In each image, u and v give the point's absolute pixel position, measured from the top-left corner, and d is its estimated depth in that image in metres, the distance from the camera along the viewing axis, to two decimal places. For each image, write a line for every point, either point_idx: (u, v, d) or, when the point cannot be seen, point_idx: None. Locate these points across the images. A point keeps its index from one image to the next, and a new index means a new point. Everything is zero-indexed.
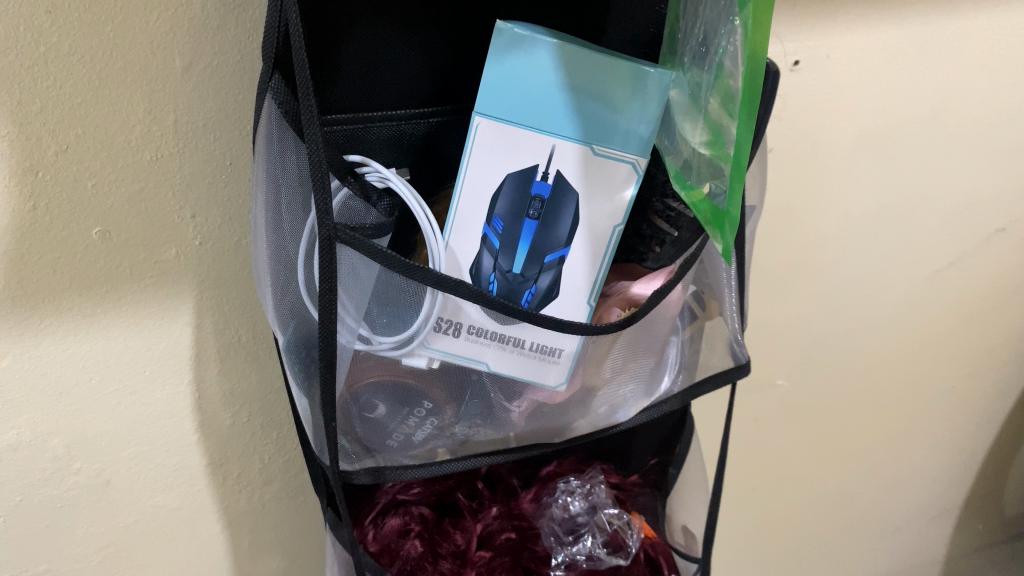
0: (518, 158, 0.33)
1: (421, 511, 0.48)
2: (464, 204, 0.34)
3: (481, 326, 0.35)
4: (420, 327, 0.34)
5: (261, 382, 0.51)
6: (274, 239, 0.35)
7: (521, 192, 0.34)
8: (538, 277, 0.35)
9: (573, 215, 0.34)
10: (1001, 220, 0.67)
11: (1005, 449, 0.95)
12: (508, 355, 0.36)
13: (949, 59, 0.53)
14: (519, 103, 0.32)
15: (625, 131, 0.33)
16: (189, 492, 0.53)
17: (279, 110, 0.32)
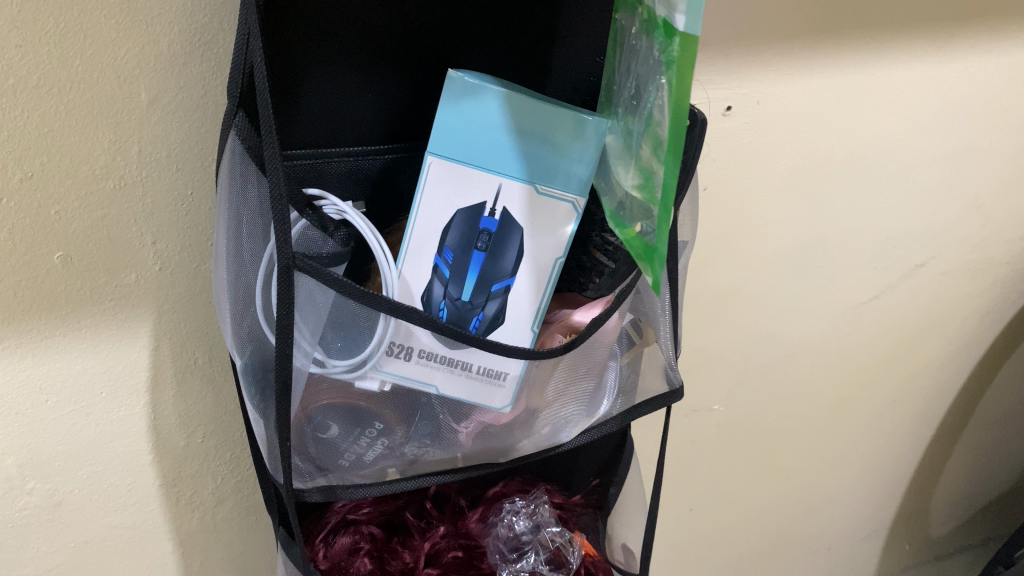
0: (466, 194, 0.36)
1: (371, 530, 0.50)
2: (417, 236, 0.36)
3: (432, 350, 0.37)
4: (374, 352, 0.36)
5: (215, 406, 0.52)
6: (235, 268, 0.37)
7: (469, 226, 0.36)
8: (485, 305, 0.37)
9: (517, 248, 0.37)
10: (920, 256, 0.71)
11: (930, 472, 0.99)
12: (456, 378, 0.38)
13: (866, 108, 0.57)
14: (467, 144, 0.35)
15: (564, 172, 0.36)
16: (142, 511, 0.54)
17: (242, 145, 0.34)
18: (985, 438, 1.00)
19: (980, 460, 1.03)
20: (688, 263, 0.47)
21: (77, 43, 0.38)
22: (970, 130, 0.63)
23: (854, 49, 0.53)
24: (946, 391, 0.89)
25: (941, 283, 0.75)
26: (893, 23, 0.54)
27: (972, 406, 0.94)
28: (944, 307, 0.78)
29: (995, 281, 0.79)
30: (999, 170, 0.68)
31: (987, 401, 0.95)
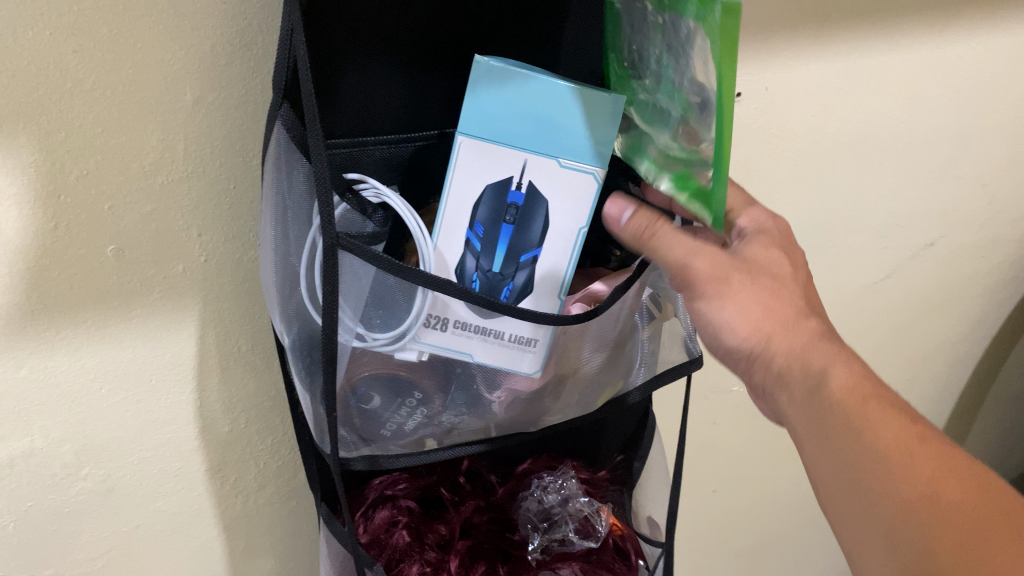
0: (494, 170, 0.39)
1: (408, 503, 0.52)
2: (449, 212, 0.39)
3: (465, 320, 0.40)
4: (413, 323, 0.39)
5: (257, 391, 0.55)
6: (280, 251, 0.40)
7: (497, 201, 0.39)
8: (515, 275, 0.40)
9: (542, 220, 0.40)
10: (929, 236, 0.73)
11: None
12: (489, 346, 0.41)
13: (871, 91, 0.59)
14: (492, 122, 0.38)
15: (584, 146, 0.39)
16: (189, 496, 0.57)
17: (287, 134, 0.37)
18: (999, 415, 1.02)
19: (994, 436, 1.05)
20: None
21: (127, 47, 0.40)
22: (975, 111, 0.65)
23: (861, 35, 0.55)
24: (957, 368, 0.91)
25: (949, 261, 0.77)
26: (900, 9, 0.55)
27: (984, 383, 0.96)
28: (954, 285, 0.80)
29: (1004, 259, 0.81)
30: (1004, 150, 0.70)
31: (1000, 378, 0.96)
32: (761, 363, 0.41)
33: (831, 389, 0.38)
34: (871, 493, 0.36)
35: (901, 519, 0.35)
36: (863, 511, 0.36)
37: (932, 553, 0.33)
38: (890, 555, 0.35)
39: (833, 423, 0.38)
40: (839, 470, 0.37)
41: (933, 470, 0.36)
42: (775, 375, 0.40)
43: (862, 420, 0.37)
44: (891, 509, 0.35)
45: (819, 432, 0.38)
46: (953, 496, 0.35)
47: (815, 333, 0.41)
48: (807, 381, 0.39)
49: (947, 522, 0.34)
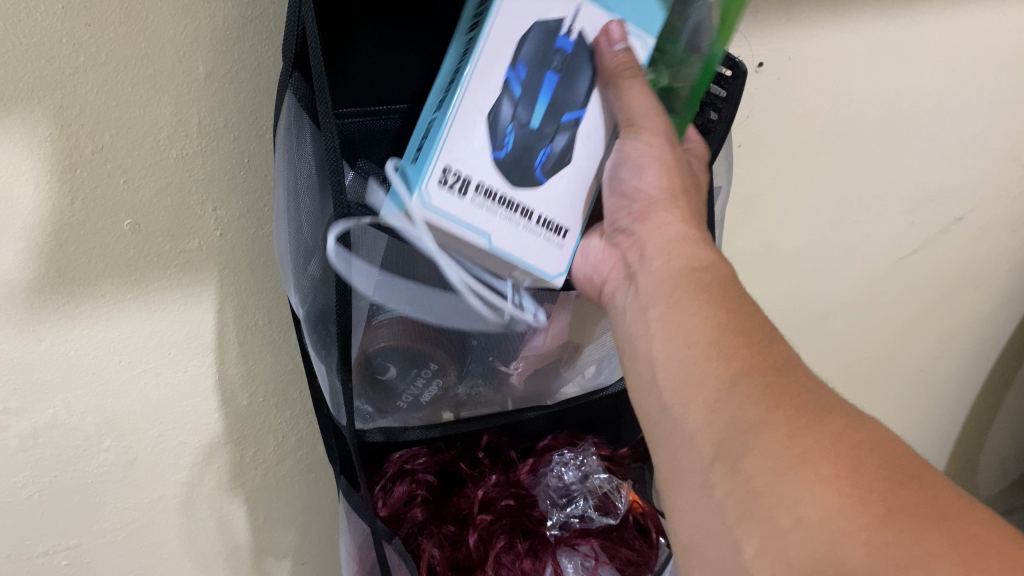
0: (549, 8, 0.36)
1: (427, 479, 0.52)
2: (490, 50, 0.35)
3: (490, 187, 0.37)
4: (430, 171, 0.35)
5: (275, 366, 0.55)
6: (293, 223, 0.39)
7: (547, 44, 0.36)
8: (553, 138, 0.38)
9: (586, 78, 0.38)
10: (958, 211, 0.70)
11: (975, 429, 0.99)
12: (508, 235, 0.38)
13: (904, 61, 0.57)
14: None
15: (639, 7, 0.37)
16: (209, 468, 0.58)
17: (297, 102, 0.36)
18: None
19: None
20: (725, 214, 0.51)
21: (138, 21, 0.39)
22: (1011, 80, 0.62)
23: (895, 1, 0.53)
24: (993, 349, 0.88)
25: (978, 237, 0.74)
26: None
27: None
28: (982, 262, 0.77)
29: None
30: None
31: None
32: (653, 223, 0.39)
33: (697, 264, 0.37)
34: (697, 343, 0.33)
35: (728, 377, 0.31)
36: (693, 368, 0.33)
37: (771, 405, 0.29)
38: (706, 414, 0.31)
39: (702, 292, 0.36)
40: (682, 315, 0.35)
41: (801, 378, 0.31)
42: (659, 238, 0.39)
43: (735, 300, 0.35)
44: (736, 370, 0.31)
45: (666, 289, 0.37)
46: (828, 403, 0.30)
47: (692, 222, 0.40)
48: (671, 250, 0.38)
49: (807, 408, 0.29)
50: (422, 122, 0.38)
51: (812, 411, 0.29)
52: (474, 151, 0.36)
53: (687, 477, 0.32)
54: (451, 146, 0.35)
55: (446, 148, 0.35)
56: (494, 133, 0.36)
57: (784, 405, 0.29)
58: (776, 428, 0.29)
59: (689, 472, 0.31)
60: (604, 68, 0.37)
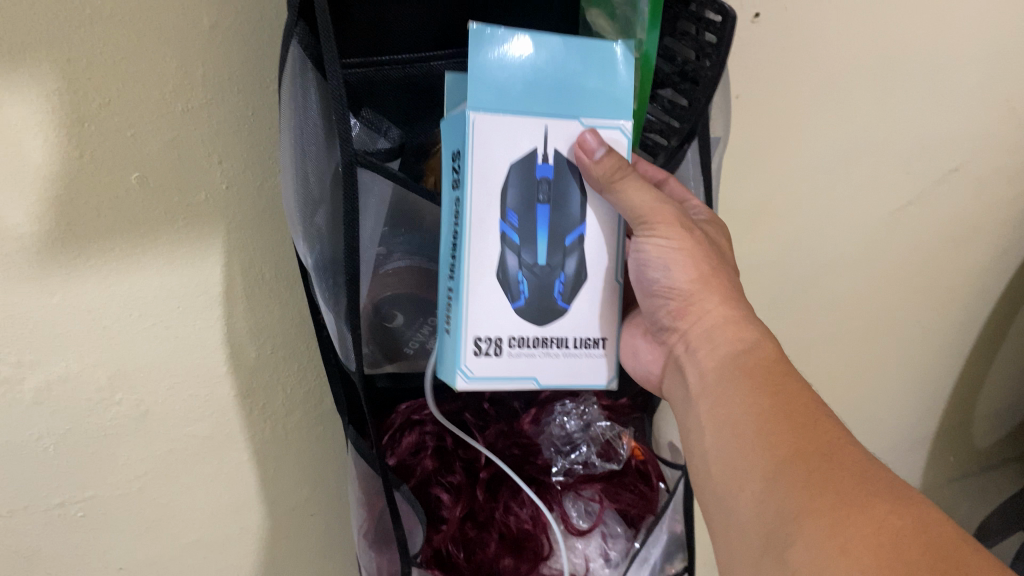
0: (518, 147, 0.37)
1: (436, 429, 0.53)
2: (476, 208, 0.37)
3: (522, 335, 0.39)
4: (463, 345, 0.38)
5: (283, 319, 0.56)
6: (298, 172, 0.39)
7: (529, 184, 0.38)
8: (563, 265, 0.40)
9: (577, 193, 0.40)
10: (953, 161, 0.70)
11: (988, 392, 0.98)
12: (551, 365, 0.40)
13: (889, 8, 0.57)
14: (499, 90, 0.36)
15: (605, 97, 0.38)
16: (220, 421, 0.58)
17: (303, 52, 0.37)
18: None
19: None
20: (723, 165, 0.50)
21: None
22: (997, 25, 0.63)
23: None
24: (1000, 305, 0.88)
25: (978, 186, 0.73)
26: None
27: None
28: (983, 215, 0.77)
29: None
30: None
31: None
32: (692, 314, 0.43)
33: (741, 347, 0.41)
34: (744, 433, 0.37)
35: (773, 467, 0.35)
36: (741, 454, 0.37)
37: (811, 498, 0.33)
38: (751, 498, 0.36)
39: (745, 380, 0.39)
40: (727, 408, 0.39)
41: (847, 466, 0.34)
42: (699, 331, 0.42)
43: (778, 383, 0.39)
44: (781, 460, 0.35)
45: (711, 383, 0.41)
46: (865, 474, 0.34)
47: (729, 300, 0.43)
48: (713, 339, 0.42)
49: (851, 498, 0.33)
50: (440, 291, 0.40)
51: (851, 496, 0.33)
52: (492, 308, 0.39)
53: (739, 560, 0.36)
54: (475, 316, 0.38)
55: (471, 322, 0.38)
56: (509, 288, 0.39)
57: (826, 495, 0.33)
58: (818, 521, 0.32)
59: (741, 555, 0.36)
60: (593, 179, 0.38)
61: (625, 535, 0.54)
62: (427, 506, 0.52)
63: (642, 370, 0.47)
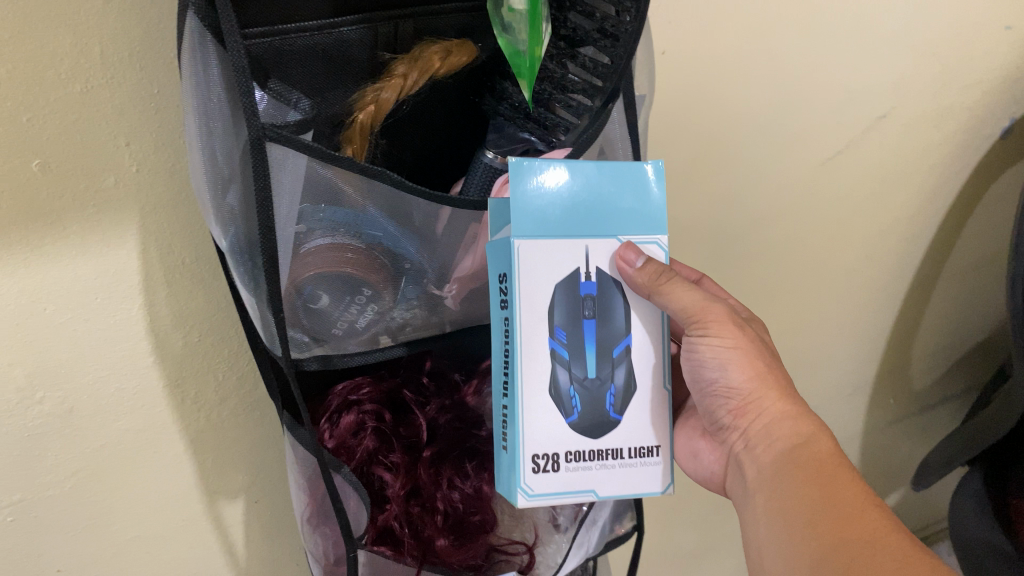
0: (561, 267, 0.40)
1: (375, 408, 0.51)
2: (528, 331, 0.40)
3: (578, 450, 0.41)
4: (522, 462, 0.40)
5: (207, 304, 0.54)
6: (206, 149, 0.38)
7: (575, 302, 0.41)
8: (613, 377, 0.42)
9: (620, 308, 0.43)
10: (881, 108, 0.70)
11: (925, 336, 1.00)
12: (608, 478, 0.42)
13: None
14: (541, 217, 0.39)
15: (635, 211, 0.41)
16: (150, 414, 0.56)
17: (200, 21, 0.35)
18: (976, 295, 0.98)
19: (972, 320, 1.01)
20: (648, 123, 0.49)
21: None
22: None
23: None
24: (933, 249, 0.89)
25: (906, 132, 0.74)
26: None
27: (964, 267, 0.94)
28: (912, 161, 0.77)
29: (956, 129, 0.77)
30: (952, 10, 0.67)
31: (979, 258, 0.93)
32: (750, 412, 0.46)
33: (797, 442, 0.44)
34: (796, 526, 0.41)
35: (822, 555, 0.39)
36: (794, 545, 0.41)
37: None
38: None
39: (799, 473, 0.43)
40: (784, 502, 0.42)
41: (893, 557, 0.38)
42: (757, 428, 0.45)
43: (829, 474, 0.42)
44: (828, 552, 0.39)
45: (769, 478, 0.44)
46: (913, 563, 0.38)
47: (785, 397, 0.46)
48: (770, 435, 0.45)
49: None
50: (496, 413, 0.42)
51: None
52: (549, 424, 0.40)
53: None
54: (533, 434, 0.40)
55: (528, 438, 0.40)
56: (563, 405, 0.41)
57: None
58: None
59: None
60: (640, 288, 0.41)
61: None
62: (370, 488, 0.50)
63: (706, 470, 0.51)
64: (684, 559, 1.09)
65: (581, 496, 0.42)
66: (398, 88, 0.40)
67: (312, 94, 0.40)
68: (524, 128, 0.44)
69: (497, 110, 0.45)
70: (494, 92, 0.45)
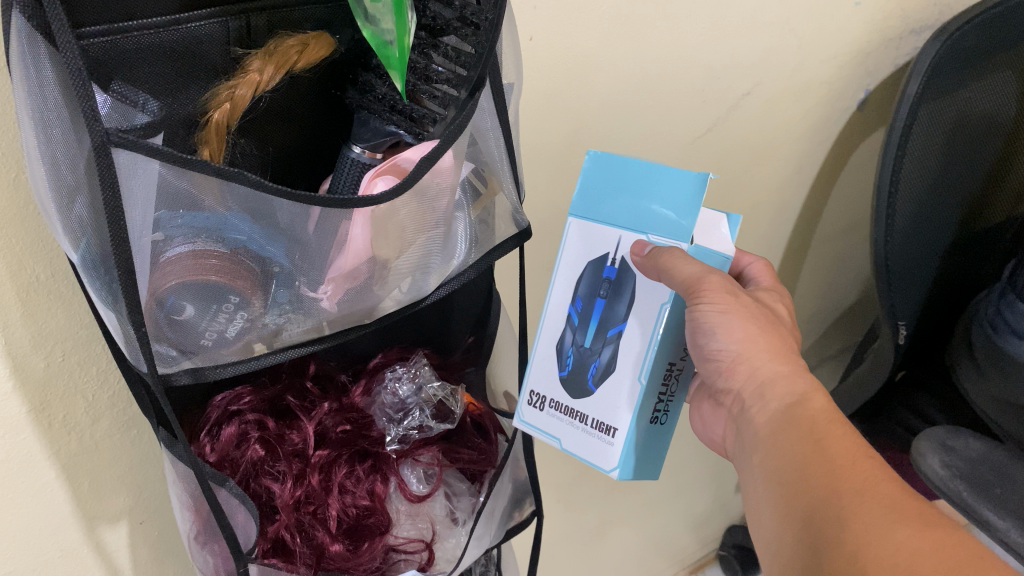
0: (595, 251, 0.52)
1: (257, 417, 0.50)
2: (557, 288, 0.54)
3: (557, 401, 0.54)
4: (524, 394, 0.56)
5: (69, 321, 0.50)
6: (49, 158, 0.36)
7: (595, 281, 0.53)
8: (600, 352, 0.53)
9: (627, 297, 0.52)
10: (746, 84, 0.72)
11: (799, 300, 1.05)
12: (572, 434, 0.53)
13: None
14: (589, 203, 0.52)
15: (674, 217, 0.50)
16: (13, 441, 0.52)
17: (29, 22, 0.32)
18: (844, 260, 1.03)
19: (842, 285, 1.06)
20: (518, 108, 0.49)
21: None
22: None
23: None
24: (802, 219, 0.93)
25: (770, 107, 0.77)
26: None
27: (833, 233, 0.98)
28: (778, 135, 0.80)
29: (817, 102, 0.80)
30: None
31: (846, 225, 0.98)
32: (741, 375, 0.54)
33: (789, 400, 0.52)
34: (787, 476, 0.48)
35: (813, 503, 0.45)
36: (785, 492, 0.48)
37: (845, 524, 0.43)
38: (791, 528, 0.46)
39: (795, 430, 0.50)
40: (779, 454, 0.50)
41: (887, 495, 0.44)
42: (752, 386, 0.53)
43: (822, 431, 0.49)
44: (818, 494, 0.46)
45: (766, 434, 0.52)
46: (898, 508, 0.43)
47: (776, 359, 0.54)
48: (765, 395, 0.53)
49: (877, 524, 0.42)
50: None
51: (877, 524, 0.42)
52: (547, 372, 0.55)
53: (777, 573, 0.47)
54: (535, 374, 0.55)
55: (533, 377, 0.55)
56: (560, 357, 0.54)
57: (859, 523, 0.42)
58: (846, 541, 0.42)
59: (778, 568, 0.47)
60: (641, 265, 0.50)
61: (469, 491, 0.56)
62: (258, 499, 0.49)
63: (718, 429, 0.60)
64: (586, 535, 1.11)
65: (550, 439, 0.54)
66: (255, 84, 0.39)
67: (162, 94, 0.38)
68: (390, 121, 0.42)
69: (360, 102, 0.43)
70: (357, 85, 0.44)
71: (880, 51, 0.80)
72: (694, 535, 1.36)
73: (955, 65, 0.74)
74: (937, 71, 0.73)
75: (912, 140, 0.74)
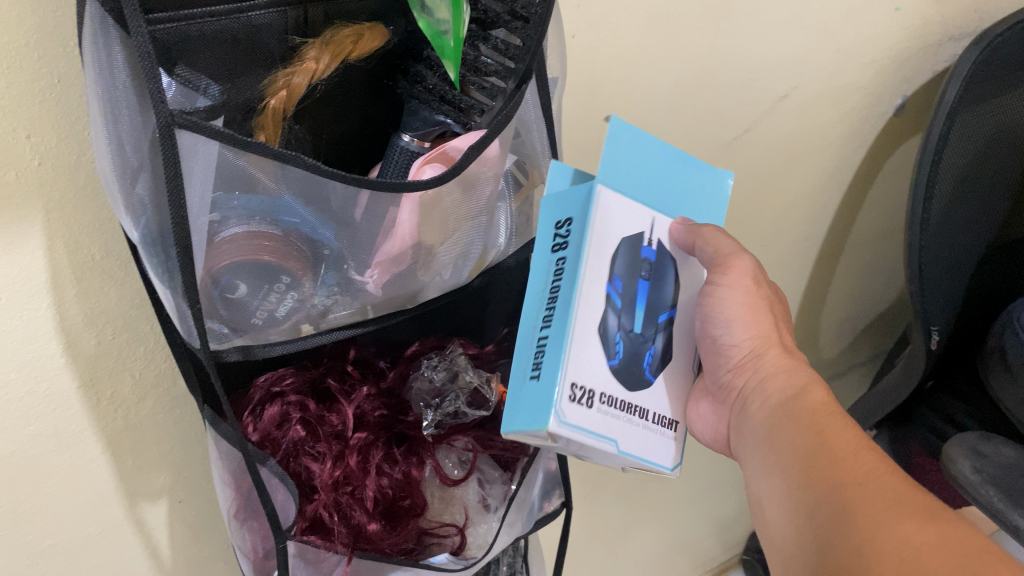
0: (631, 227, 0.45)
1: (299, 398, 0.51)
2: (592, 259, 0.42)
3: (609, 395, 0.44)
4: (564, 390, 0.40)
5: (120, 301, 0.51)
6: (114, 139, 0.37)
7: (636, 259, 0.46)
8: (653, 339, 0.48)
9: (670, 282, 0.50)
10: (783, 87, 0.73)
11: (829, 304, 1.05)
12: (627, 431, 0.44)
13: None
14: (617, 177, 0.45)
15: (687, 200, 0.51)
16: (63, 415, 0.54)
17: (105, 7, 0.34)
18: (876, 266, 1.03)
19: (874, 290, 1.06)
20: (561, 102, 0.50)
21: None
22: None
23: None
24: (835, 222, 0.93)
25: (806, 110, 0.77)
26: None
27: (867, 238, 0.98)
28: (813, 137, 0.80)
29: (853, 105, 0.80)
30: None
31: (880, 230, 0.98)
32: (748, 369, 0.54)
33: (790, 394, 0.52)
34: (792, 471, 0.49)
35: (818, 497, 0.46)
36: (790, 487, 0.48)
37: (850, 519, 0.44)
38: (798, 522, 0.47)
39: (795, 423, 0.50)
40: (782, 447, 0.50)
41: (891, 488, 0.44)
42: (755, 380, 0.53)
43: (822, 422, 0.49)
44: (823, 488, 0.46)
45: (770, 428, 0.52)
46: (904, 501, 0.43)
47: (782, 354, 0.54)
48: (767, 387, 0.53)
49: (884, 518, 0.43)
50: (529, 347, 0.43)
51: (884, 518, 0.43)
52: (593, 361, 0.42)
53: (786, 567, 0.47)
54: (578, 362, 0.41)
55: (573, 369, 0.41)
56: (609, 346, 0.44)
57: (865, 517, 0.43)
58: (851, 537, 0.43)
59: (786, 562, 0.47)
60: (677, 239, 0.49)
61: (501, 479, 0.57)
62: (297, 478, 0.50)
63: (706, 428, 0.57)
64: (610, 533, 1.12)
65: (606, 442, 0.43)
66: (311, 72, 0.40)
67: (222, 79, 0.39)
68: (439, 110, 0.45)
69: (411, 93, 0.45)
70: (407, 76, 0.46)
71: (918, 57, 0.80)
72: (717, 539, 1.36)
73: (993, 72, 0.74)
74: (975, 78, 0.73)
75: (948, 146, 0.74)
